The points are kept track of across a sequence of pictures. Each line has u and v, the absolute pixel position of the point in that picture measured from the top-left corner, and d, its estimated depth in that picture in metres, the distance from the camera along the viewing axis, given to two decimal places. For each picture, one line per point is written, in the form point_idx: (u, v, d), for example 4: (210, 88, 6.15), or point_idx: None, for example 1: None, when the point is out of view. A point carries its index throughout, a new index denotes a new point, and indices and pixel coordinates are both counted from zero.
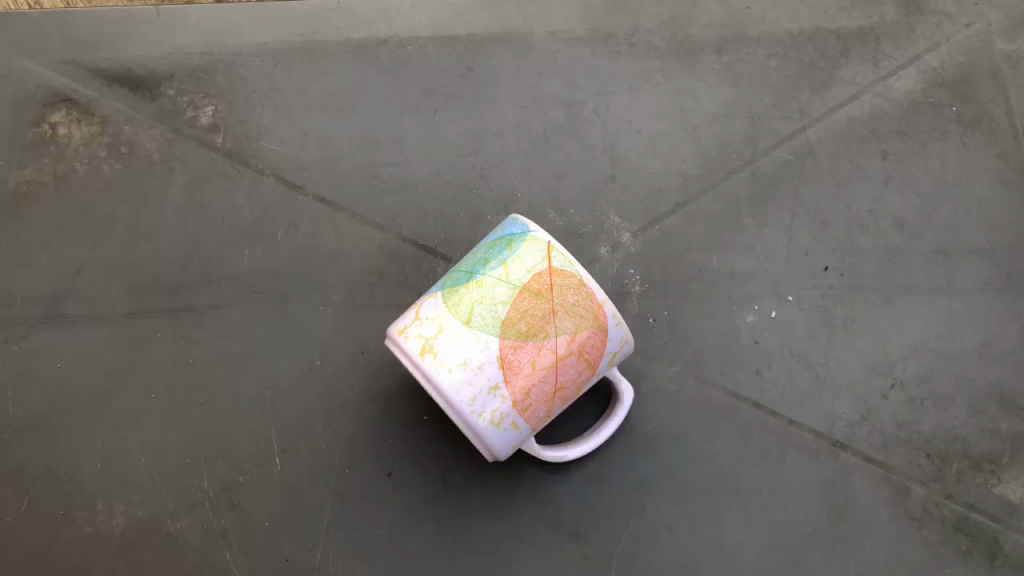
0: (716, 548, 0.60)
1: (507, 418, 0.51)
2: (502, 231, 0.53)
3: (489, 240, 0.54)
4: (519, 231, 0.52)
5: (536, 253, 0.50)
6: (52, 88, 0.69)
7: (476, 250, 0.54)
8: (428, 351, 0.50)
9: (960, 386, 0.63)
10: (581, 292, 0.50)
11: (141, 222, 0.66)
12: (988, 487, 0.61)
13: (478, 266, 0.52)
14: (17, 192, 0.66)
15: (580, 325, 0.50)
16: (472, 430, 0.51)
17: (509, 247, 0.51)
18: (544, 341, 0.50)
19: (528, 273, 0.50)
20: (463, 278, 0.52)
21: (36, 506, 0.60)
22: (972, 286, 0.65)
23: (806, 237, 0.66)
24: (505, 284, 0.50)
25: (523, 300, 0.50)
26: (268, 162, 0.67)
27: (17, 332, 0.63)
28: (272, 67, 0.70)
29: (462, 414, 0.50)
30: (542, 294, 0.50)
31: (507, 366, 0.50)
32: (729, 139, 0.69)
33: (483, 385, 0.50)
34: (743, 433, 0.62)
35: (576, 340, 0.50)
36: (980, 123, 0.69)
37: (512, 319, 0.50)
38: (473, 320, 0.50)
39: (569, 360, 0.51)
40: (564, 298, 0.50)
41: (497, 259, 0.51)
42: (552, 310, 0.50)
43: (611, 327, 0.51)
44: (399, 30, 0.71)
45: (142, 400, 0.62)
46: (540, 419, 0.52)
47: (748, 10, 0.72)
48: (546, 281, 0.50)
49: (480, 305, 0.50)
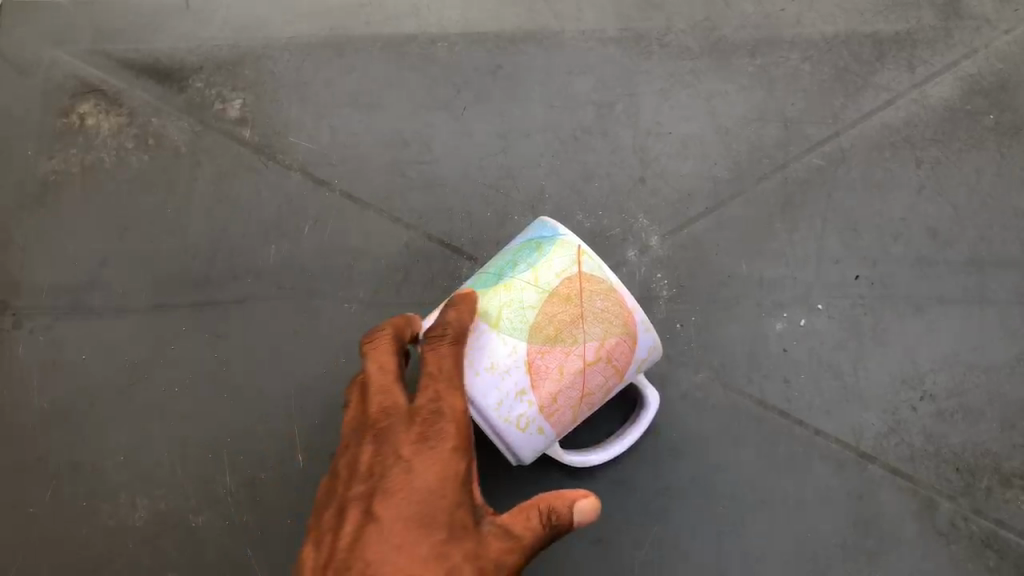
0: (740, 557, 0.59)
1: (533, 423, 0.50)
2: (530, 233, 0.52)
3: (518, 242, 0.53)
4: (548, 232, 0.51)
5: (565, 257, 0.49)
6: (81, 79, 0.68)
7: (504, 250, 0.53)
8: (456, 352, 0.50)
9: (992, 400, 0.62)
10: (610, 299, 0.49)
11: (167, 215, 0.66)
12: (1018, 504, 0.60)
13: (506, 268, 0.51)
14: (45, 182, 0.66)
15: (609, 331, 0.49)
16: (498, 434, 0.50)
17: (538, 249, 0.51)
18: (572, 347, 0.49)
19: (557, 277, 0.49)
20: (490, 280, 0.51)
21: (60, 497, 0.60)
22: (1006, 299, 0.64)
23: (837, 244, 0.65)
24: (534, 287, 0.49)
25: (552, 305, 0.49)
26: (295, 158, 0.67)
27: (42, 321, 0.63)
28: (300, 61, 0.69)
29: (488, 418, 0.50)
30: (570, 299, 0.49)
31: (534, 371, 0.49)
32: (761, 143, 0.68)
33: (510, 389, 0.49)
34: (768, 442, 0.61)
35: (604, 346, 0.50)
36: (1018, 131, 0.68)
37: (540, 323, 0.49)
38: (500, 323, 0.50)
39: (597, 366, 0.50)
40: (593, 304, 0.49)
41: (525, 261, 0.51)
42: (581, 316, 0.49)
43: (640, 333, 0.51)
44: (428, 27, 0.70)
45: (166, 392, 0.62)
46: (566, 424, 0.52)
47: (783, 12, 0.71)
48: (576, 286, 0.49)
49: (507, 308, 0.50)
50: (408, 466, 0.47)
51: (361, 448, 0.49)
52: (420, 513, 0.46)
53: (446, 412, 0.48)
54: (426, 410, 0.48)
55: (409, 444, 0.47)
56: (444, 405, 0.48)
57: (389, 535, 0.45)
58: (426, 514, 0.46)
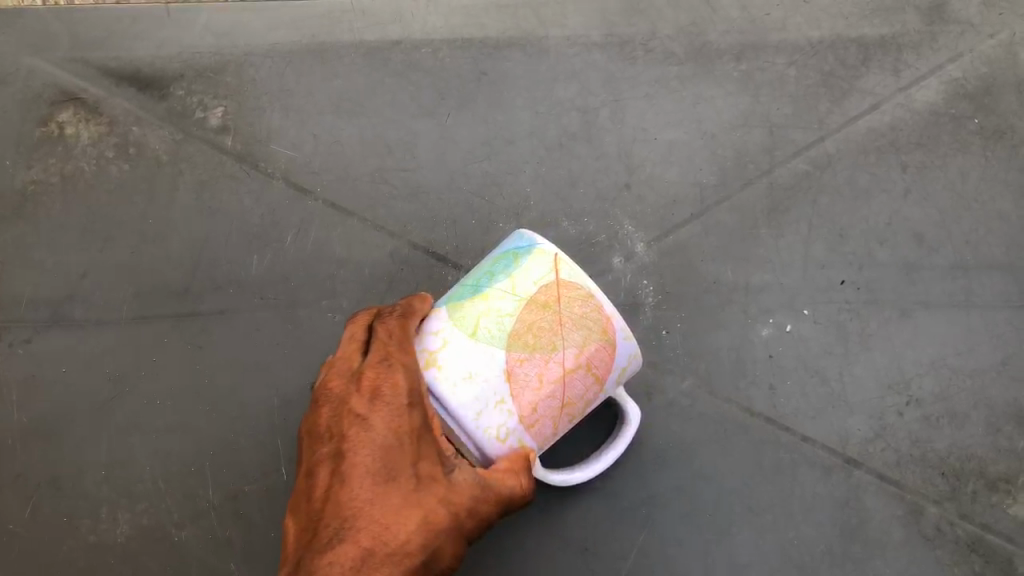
0: (727, 564, 0.59)
1: (514, 434, 0.48)
2: (506, 245, 0.52)
3: (495, 255, 0.52)
4: (524, 242, 0.50)
5: (542, 264, 0.48)
6: (60, 87, 0.68)
7: (481, 265, 0.52)
8: (432, 364, 0.48)
9: (977, 404, 0.62)
10: (590, 304, 0.48)
11: (148, 226, 0.65)
12: (1004, 507, 0.60)
13: (482, 281, 0.50)
14: (24, 192, 0.66)
15: (589, 336, 0.48)
16: (478, 449, 0.48)
17: (514, 258, 0.50)
18: (551, 354, 0.48)
19: (534, 284, 0.48)
20: (467, 293, 0.50)
21: (40, 513, 0.59)
22: (991, 302, 0.64)
23: (823, 250, 0.65)
24: (512, 295, 0.48)
25: (530, 312, 0.48)
26: (278, 166, 0.66)
27: (21, 335, 0.63)
28: (284, 68, 0.69)
29: (467, 431, 0.47)
30: (548, 305, 0.48)
31: (512, 379, 0.47)
32: (746, 149, 0.67)
33: (488, 399, 0.47)
34: (755, 449, 0.61)
35: (585, 353, 0.48)
36: (1002, 135, 0.68)
37: (519, 330, 0.48)
38: (478, 332, 0.48)
39: (578, 374, 0.48)
40: (573, 310, 0.48)
41: (501, 272, 0.50)
42: (561, 322, 0.48)
43: (621, 339, 0.49)
44: (413, 33, 0.70)
45: (147, 405, 0.61)
46: (548, 436, 0.50)
47: (769, 16, 0.71)
48: (554, 292, 0.48)
49: (484, 316, 0.48)
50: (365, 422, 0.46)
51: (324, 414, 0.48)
52: (382, 467, 0.46)
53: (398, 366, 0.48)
54: (379, 367, 0.48)
55: (364, 400, 0.47)
56: (396, 362, 0.48)
57: (356, 490, 0.45)
58: (390, 466, 0.46)
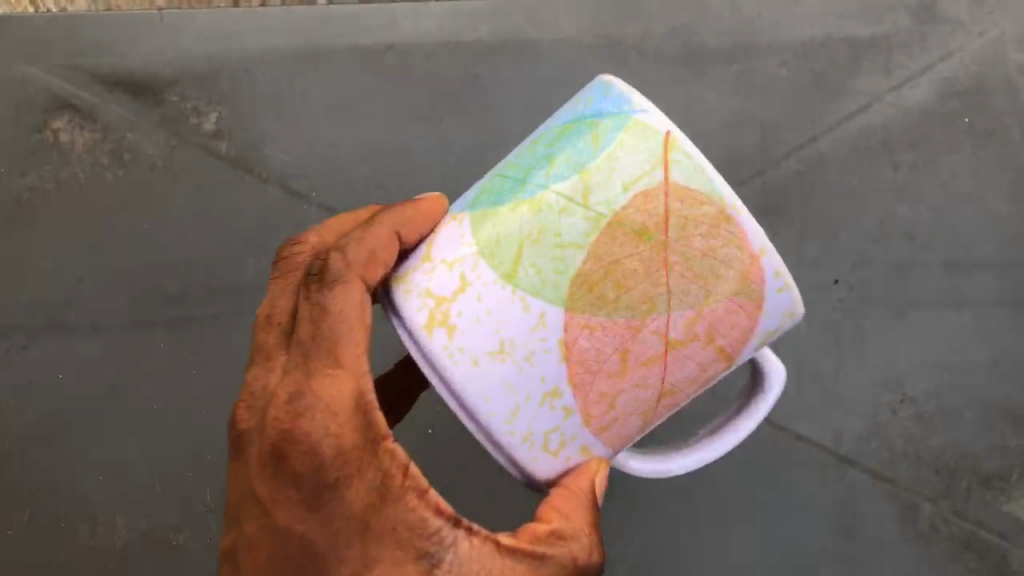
0: (725, 563, 0.62)
1: (573, 441, 0.39)
2: (586, 108, 0.38)
3: (562, 126, 0.38)
4: (613, 106, 0.36)
5: (639, 155, 0.35)
6: (53, 93, 0.67)
7: (534, 140, 0.39)
8: (445, 323, 0.37)
9: (971, 402, 0.63)
10: (718, 236, 0.35)
11: (144, 231, 0.66)
12: (997, 504, 0.62)
13: (535, 171, 0.37)
14: (19, 199, 0.66)
15: (711, 291, 0.36)
16: (506, 454, 0.39)
17: (593, 140, 0.36)
18: (646, 320, 0.36)
19: (624, 192, 0.35)
20: (507, 194, 0.37)
21: (39, 517, 0.62)
22: (984, 301, 0.65)
23: (816, 249, 0.66)
24: (581, 212, 0.36)
25: (618, 242, 0.35)
26: (272, 169, 0.67)
27: (17, 341, 0.64)
28: (276, 74, 0.68)
29: (496, 435, 0.38)
30: (648, 234, 0.35)
31: (578, 359, 0.37)
32: (740, 149, 0.67)
33: (532, 386, 0.38)
34: (749, 448, 0.63)
35: (701, 316, 0.36)
36: (992, 135, 0.67)
37: (594, 273, 0.36)
38: (518, 276, 0.36)
39: (690, 346, 0.37)
40: (685, 243, 0.35)
41: (566, 157, 0.36)
42: (665, 263, 0.35)
43: (772, 293, 0.37)
44: (405, 37, 0.68)
45: (144, 411, 0.63)
46: (630, 433, 0.40)
47: (759, 18, 0.69)
48: (658, 208, 0.35)
49: (534, 248, 0.36)
50: (294, 526, 0.40)
51: (249, 513, 0.41)
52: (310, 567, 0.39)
53: (321, 443, 0.39)
54: (296, 447, 0.39)
55: (289, 482, 0.40)
56: (315, 436, 0.39)
57: None
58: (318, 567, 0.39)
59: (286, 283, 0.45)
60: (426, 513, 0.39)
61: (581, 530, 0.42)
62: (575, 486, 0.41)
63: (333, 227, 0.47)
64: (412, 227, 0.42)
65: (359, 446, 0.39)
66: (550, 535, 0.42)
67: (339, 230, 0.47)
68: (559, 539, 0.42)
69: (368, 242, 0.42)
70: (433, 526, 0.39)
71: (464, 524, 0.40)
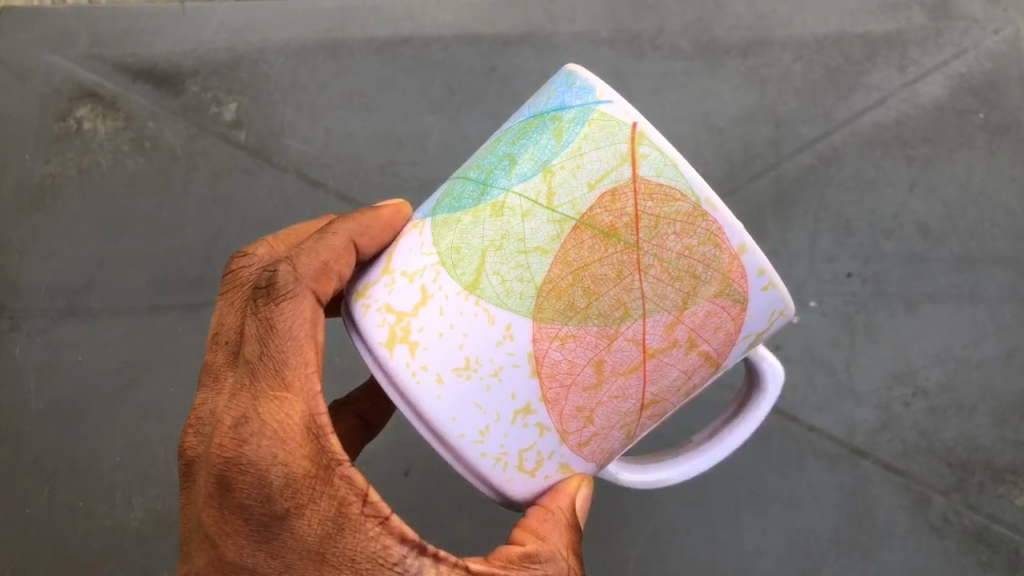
0: (735, 553, 0.61)
1: (552, 459, 0.36)
2: (548, 102, 0.34)
3: (525, 122, 0.35)
4: (578, 98, 0.32)
5: (606, 149, 0.31)
6: (77, 83, 0.69)
7: (497, 138, 0.36)
8: (405, 339, 0.34)
9: (984, 396, 0.63)
10: (693, 234, 0.31)
11: (162, 217, 0.67)
12: (1011, 498, 0.62)
13: (498, 173, 0.34)
14: (43, 185, 0.68)
15: (692, 292, 0.32)
16: (480, 479, 0.36)
17: (556, 135, 0.32)
18: (619, 329, 0.32)
19: (590, 192, 0.31)
20: (469, 199, 0.34)
21: (55, 496, 0.62)
22: (997, 294, 0.65)
23: (829, 242, 0.66)
24: (545, 216, 0.32)
25: (585, 246, 0.31)
26: (291, 159, 0.67)
27: (40, 324, 0.65)
28: (296, 63, 0.69)
29: (467, 457, 0.35)
30: (617, 234, 0.31)
31: (545, 375, 0.33)
32: (753, 142, 0.67)
33: (500, 406, 0.34)
34: (763, 442, 0.63)
35: (682, 320, 0.32)
36: (1008, 130, 0.67)
37: (561, 280, 0.32)
38: (482, 286, 0.33)
39: (671, 353, 0.33)
40: (658, 244, 0.31)
41: (529, 157, 0.33)
42: (637, 265, 0.31)
43: (757, 292, 0.32)
44: (423, 30, 0.69)
45: (162, 393, 0.64)
46: (612, 447, 0.36)
47: (774, 13, 0.69)
48: (626, 207, 0.31)
49: (496, 256, 0.33)
50: (243, 560, 0.35)
51: (198, 546, 0.37)
52: None
53: (269, 471, 0.35)
54: (242, 476, 0.35)
55: (242, 514, 0.35)
56: (262, 464, 0.35)
57: None
58: None
59: (232, 296, 0.41)
60: (389, 541, 0.35)
61: (557, 550, 0.39)
62: (554, 505, 0.37)
63: (281, 240, 0.44)
64: (370, 237, 0.40)
65: (311, 474, 0.35)
66: (526, 558, 0.38)
67: (288, 243, 0.44)
68: (534, 562, 0.38)
69: (319, 253, 0.39)
70: (397, 554, 0.35)
71: (430, 550, 0.36)
